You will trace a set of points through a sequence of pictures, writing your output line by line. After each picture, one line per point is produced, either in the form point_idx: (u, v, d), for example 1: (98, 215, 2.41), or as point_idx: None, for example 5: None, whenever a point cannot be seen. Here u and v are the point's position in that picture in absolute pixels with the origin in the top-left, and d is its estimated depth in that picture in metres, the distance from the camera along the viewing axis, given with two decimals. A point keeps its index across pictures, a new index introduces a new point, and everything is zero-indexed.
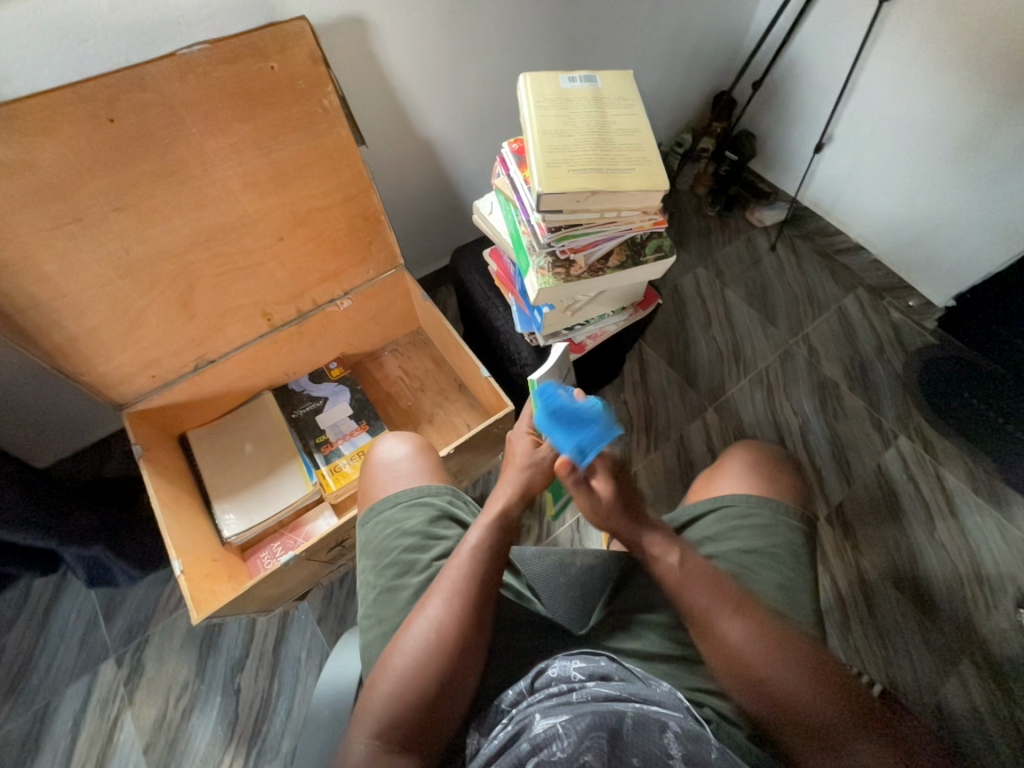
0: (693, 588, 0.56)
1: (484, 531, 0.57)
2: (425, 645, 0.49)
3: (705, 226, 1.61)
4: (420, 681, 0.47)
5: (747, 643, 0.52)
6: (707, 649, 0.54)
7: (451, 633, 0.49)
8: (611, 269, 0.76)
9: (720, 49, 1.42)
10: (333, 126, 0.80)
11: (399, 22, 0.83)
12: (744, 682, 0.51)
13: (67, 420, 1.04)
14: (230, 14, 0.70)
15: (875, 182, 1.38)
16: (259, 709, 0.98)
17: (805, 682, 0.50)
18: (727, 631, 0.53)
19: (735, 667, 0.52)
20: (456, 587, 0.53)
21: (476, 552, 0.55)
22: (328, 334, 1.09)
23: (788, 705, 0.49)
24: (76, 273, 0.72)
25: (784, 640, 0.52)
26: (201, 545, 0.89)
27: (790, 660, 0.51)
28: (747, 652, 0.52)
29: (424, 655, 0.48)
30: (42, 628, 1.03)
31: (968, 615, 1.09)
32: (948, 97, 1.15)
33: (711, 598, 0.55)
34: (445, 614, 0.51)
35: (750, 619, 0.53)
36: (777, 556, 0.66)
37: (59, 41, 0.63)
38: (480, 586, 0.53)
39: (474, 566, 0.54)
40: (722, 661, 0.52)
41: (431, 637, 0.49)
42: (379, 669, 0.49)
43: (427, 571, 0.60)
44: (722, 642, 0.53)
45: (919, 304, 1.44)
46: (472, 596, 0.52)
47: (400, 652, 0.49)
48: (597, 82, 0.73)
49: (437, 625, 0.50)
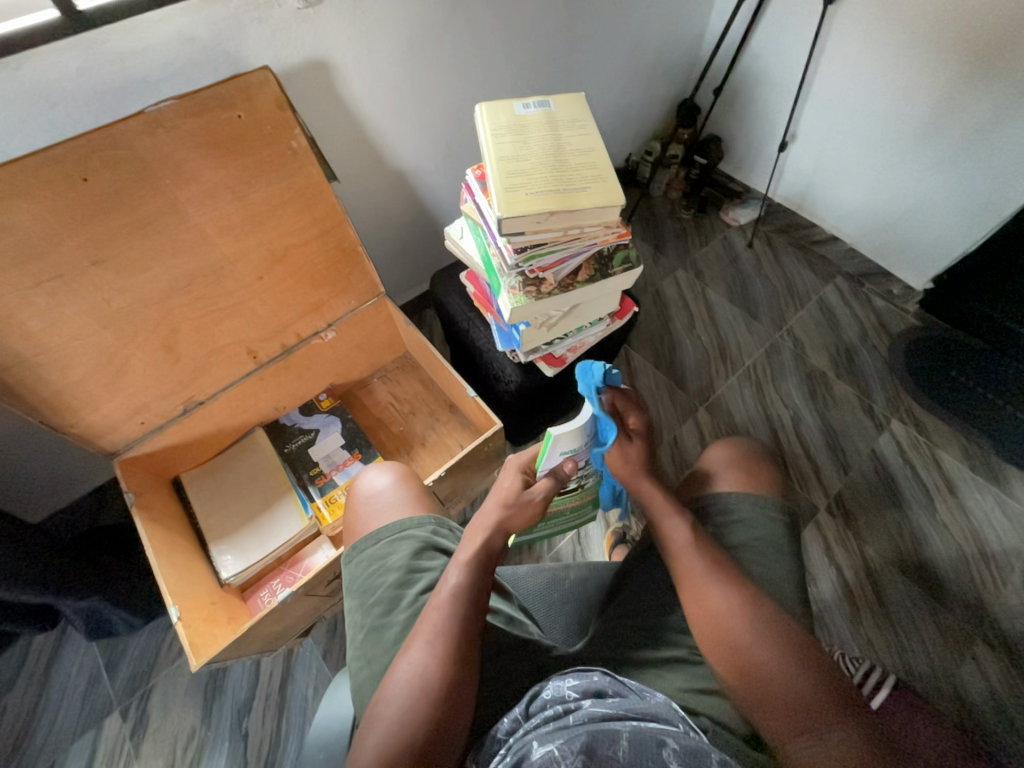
0: (695, 555, 0.59)
1: (463, 570, 0.57)
2: (408, 692, 0.48)
3: (682, 229, 1.64)
4: (406, 730, 0.46)
5: (731, 612, 0.53)
6: (692, 612, 0.56)
7: (435, 678, 0.49)
8: (580, 283, 0.77)
9: (679, 60, 1.47)
10: (304, 165, 0.82)
11: (362, 60, 0.86)
12: (723, 652, 0.52)
13: (59, 472, 1.04)
14: (196, 68, 0.73)
15: (841, 174, 1.42)
16: (268, 752, 0.96)
17: (786, 661, 0.50)
18: (715, 597, 0.55)
19: (716, 634, 0.53)
20: (438, 630, 0.52)
21: (456, 593, 0.55)
22: (314, 367, 1.10)
23: (765, 681, 0.49)
24: (59, 327, 0.73)
25: (769, 621, 0.53)
26: (198, 588, 0.89)
27: (772, 638, 0.51)
28: (732, 625, 0.53)
29: (409, 703, 0.47)
30: (44, 686, 1.01)
31: (978, 595, 1.08)
32: (903, 88, 1.18)
33: (706, 568, 0.57)
34: (428, 658, 0.50)
35: (740, 594, 0.55)
36: (758, 545, 0.66)
37: (30, 108, 0.65)
38: (460, 627, 0.53)
39: (455, 606, 0.54)
40: (705, 624, 0.54)
41: (415, 683, 0.49)
42: (367, 723, 0.48)
43: (413, 605, 0.60)
44: (708, 609, 0.55)
45: (900, 289, 1.46)
46: (454, 637, 0.52)
47: (386, 701, 0.48)
48: (550, 106, 0.75)
49: (421, 671, 0.50)
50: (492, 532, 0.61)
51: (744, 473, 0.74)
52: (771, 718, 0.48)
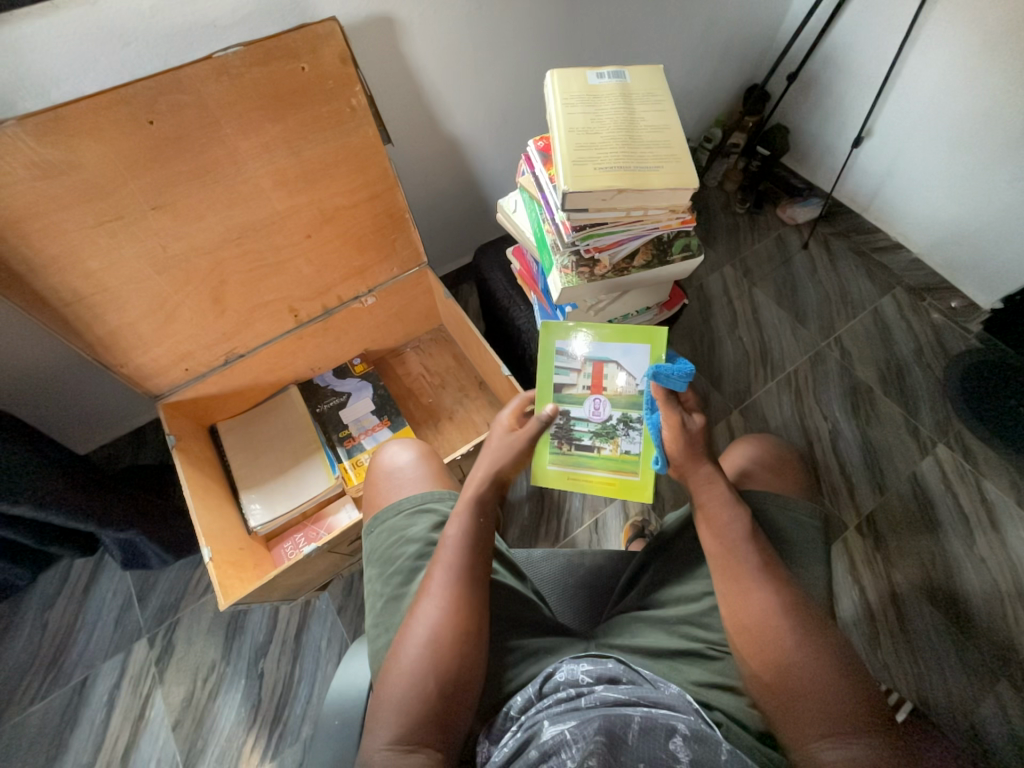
0: (741, 549, 0.55)
1: (463, 522, 0.57)
2: (422, 646, 0.49)
3: (734, 223, 1.57)
4: (418, 684, 0.48)
5: (775, 609, 0.52)
6: (728, 604, 0.54)
7: (443, 632, 0.50)
8: (635, 269, 0.76)
9: (754, 40, 1.37)
10: (361, 125, 0.80)
11: (427, 20, 0.84)
12: (762, 651, 0.51)
13: (105, 408, 1.09)
14: (263, 14, 0.71)
15: (917, 177, 1.32)
16: (281, 693, 1.01)
17: (830, 666, 0.49)
18: (760, 596, 0.53)
19: (757, 628, 0.52)
20: (445, 584, 0.53)
21: (457, 545, 0.55)
22: (352, 331, 1.11)
23: (803, 682, 0.49)
24: (117, 269, 0.75)
25: (816, 627, 0.52)
26: (228, 533, 0.92)
27: (817, 643, 0.50)
28: (776, 626, 0.51)
29: (423, 659, 0.49)
30: (81, 605, 1.08)
31: (1008, 633, 1.04)
32: (1002, 86, 1.08)
33: (753, 562, 0.55)
34: (437, 613, 0.51)
35: (786, 592, 0.53)
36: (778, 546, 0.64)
37: (104, 46, 0.65)
38: (465, 579, 0.53)
39: (460, 560, 0.54)
40: (746, 618, 0.52)
41: (427, 638, 0.50)
42: (382, 678, 0.49)
43: None
44: (748, 603, 0.53)
45: (963, 306, 1.37)
46: (461, 591, 0.53)
47: (399, 658, 0.49)
48: (625, 77, 0.72)
49: (430, 626, 0.50)
50: (480, 479, 0.62)
51: (776, 476, 0.71)
52: (800, 722, 0.48)
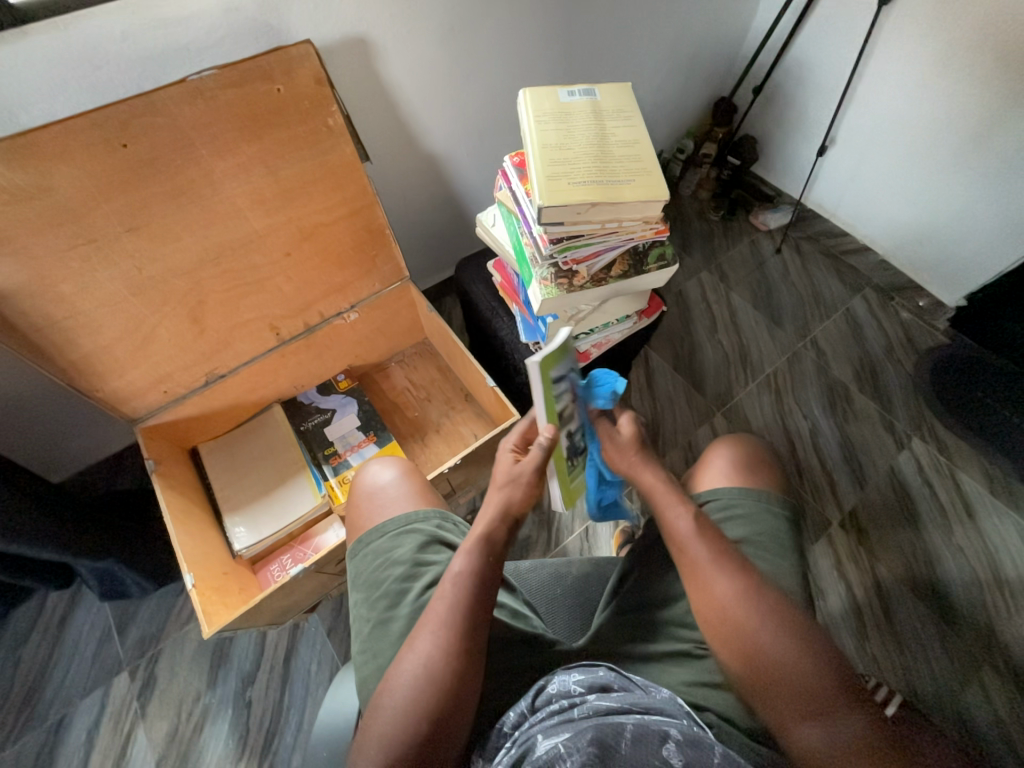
0: (692, 551, 0.56)
1: (469, 557, 0.56)
2: (414, 683, 0.48)
3: (709, 230, 1.61)
4: (408, 720, 0.47)
5: (737, 600, 0.53)
6: (696, 601, 0.56)
7: (440, 668, 0.49)
8: (613, 278, 0.77)
9: (720, 55, 1.42)
10: (338, 143, 0.81)
11: (402, 41, 0.85)
12: (730, 644, 0.52)
13: (80, 434, 1.06)
14: (237, 37, 0.72)
15: (879, 184, 1.38)
16: (270, 721, 0.98)
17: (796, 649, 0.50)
18: (720, 586, 0.54)
19: (722, 623, 0.53)
20: (444, 619, 0.52)
21: (461, 581, 0.54)
22: (335, 347, 1.10)
23: (772, 669, 0.50)
24: (91, 292, 0.74)
25: (776, 612, 0.52)
26: (212, 558, 0.90)
27: (784, 634, 0.51)
28: (735, 615, 0.52)
29: (414, 695, 0.48)
30: (56, 642, 1.04)
31: (990, 622, 1.06)
32: (952, 96, 1.14)
33: (712, 558, 0.55)
34: (433, 648, 0.50)
35: (748, 582, 0.54)
36: (767, 545, 0.65)
37: (74, 71, 0.65)
38: (467, 615, 0.52)
39: (461, 596, 0.53)
40: (710, 613, 0.54)
41: (420, 673, 0.49)
42: (372, 711, 0.49)
43: (417, 601, 0.60)
44: (713, 599, 0.54)
45: (928, 304, 1.42)
46: (460, 628, 0.51)
47: (390, 691, 0.49)
48: (595, 94, 0.74)
49: (425, 661, 0.49)
50: (493, 519, 0.59)
51: (752, 473, 0.73)
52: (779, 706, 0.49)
